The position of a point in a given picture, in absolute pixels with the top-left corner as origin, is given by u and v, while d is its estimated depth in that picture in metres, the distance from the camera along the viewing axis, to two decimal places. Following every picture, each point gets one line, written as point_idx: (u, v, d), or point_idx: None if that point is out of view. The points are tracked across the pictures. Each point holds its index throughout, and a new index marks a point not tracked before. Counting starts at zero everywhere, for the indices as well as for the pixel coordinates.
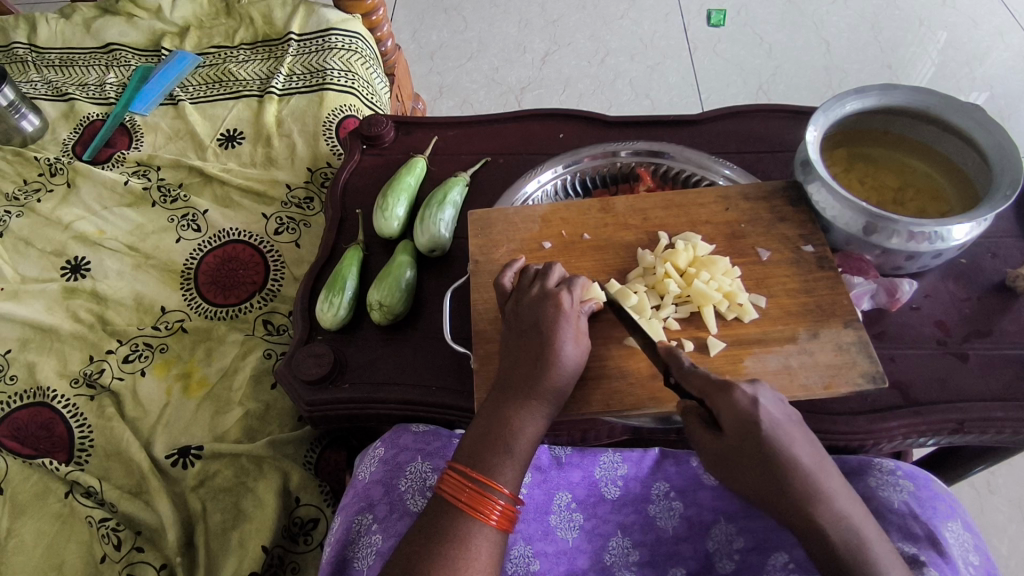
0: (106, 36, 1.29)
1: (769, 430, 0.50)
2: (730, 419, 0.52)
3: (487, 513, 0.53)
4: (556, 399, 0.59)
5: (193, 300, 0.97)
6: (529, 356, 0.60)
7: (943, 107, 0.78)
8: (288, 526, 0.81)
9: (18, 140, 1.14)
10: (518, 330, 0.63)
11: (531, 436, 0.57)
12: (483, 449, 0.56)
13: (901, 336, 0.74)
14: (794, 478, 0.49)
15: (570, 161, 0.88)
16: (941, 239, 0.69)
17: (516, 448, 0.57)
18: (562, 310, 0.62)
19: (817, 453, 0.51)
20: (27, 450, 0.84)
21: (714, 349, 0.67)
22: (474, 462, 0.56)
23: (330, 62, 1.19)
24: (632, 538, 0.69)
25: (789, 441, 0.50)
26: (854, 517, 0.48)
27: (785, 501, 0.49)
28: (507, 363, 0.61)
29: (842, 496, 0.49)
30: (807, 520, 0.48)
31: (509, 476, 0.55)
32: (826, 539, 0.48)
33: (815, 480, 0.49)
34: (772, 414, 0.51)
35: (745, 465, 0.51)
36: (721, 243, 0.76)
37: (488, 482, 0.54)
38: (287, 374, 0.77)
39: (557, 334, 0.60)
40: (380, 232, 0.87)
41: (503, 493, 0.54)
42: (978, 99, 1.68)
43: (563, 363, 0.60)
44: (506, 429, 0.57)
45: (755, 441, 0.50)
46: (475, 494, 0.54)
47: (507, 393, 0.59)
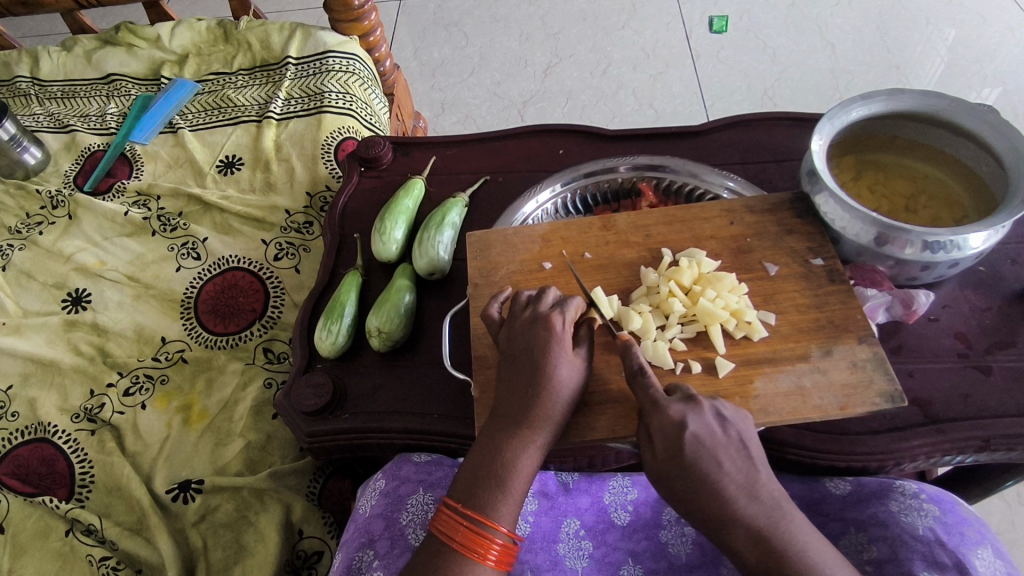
0: (106, 66, 1.29)
1: (690, 454, 0.49)
2: (657, 440, 0.51)
3: (485, 554, 0.52)
4: (552, 427, 0.57)
5: (193, 329, 0.96)
6: (521, 383, 0.58)
7: (955, 111, 0.75)
8: (292, 560, 0.79)
9: (20, 173, 1.14)
10: (510, 356, 0.60)
11: (527, 470, 0.55)
12: (477, 485, 0.54)
13: (919, 350, 0.71)
14: (712, 503, 0.48)
15: (569, 178, 0.86)
16: (958, 248, 0.67)
17: (510, 483, 0.54)
18: (555, 333, 0.59)
19: (749, 471, 0.49)
20: (27, 488, 0.83)
21: (722, 370, 0.64)
22: (469, 499, 0.54)
23: (328, 84, 1.19)
24: (643, 566, 0.66)
25: (713, 465, 0.48)
26: (776, 536, 0.47)
27: (703, 522, 0.49)
28: (501, 392, 0.59)
29: (771, 511, 0.48)
30: (725, 540, 0.48)
31: (507, 513, 0.54)
32: (740, 556, 0.48)
33: (734, 502, 0.48)
34: (696, 435, 0.50)
35: (672, 483, 0.50)
36: (727, 259, 0.73)
37: (485, 521, 0.52)
38: (286, 404, 0.75)
39: (552, 359, 0.58)
40: (379, 256, 0.86)
41: (501, 531, 0.53)
42: (991, 96, 1.64)
43: (561, 391, 0.57)
44: (500, 462, 0.55)
45: (678, 464, 0.49)
46: (471, 533, 0.52)
47: (501, 423, 0.57)
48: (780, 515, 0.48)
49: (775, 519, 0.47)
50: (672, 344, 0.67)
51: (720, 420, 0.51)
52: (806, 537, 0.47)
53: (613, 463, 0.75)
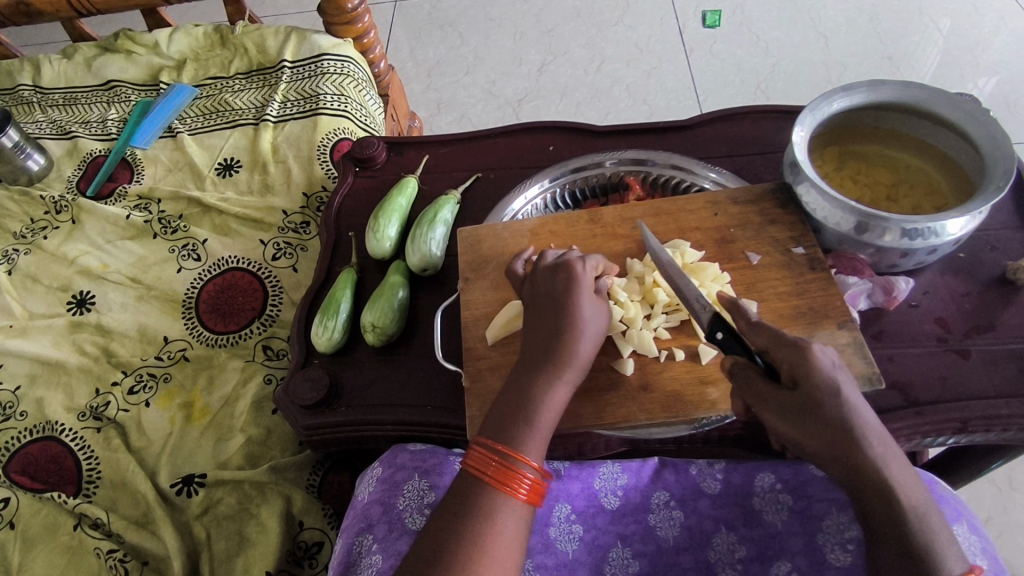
0: (107, 73, 1.32)
1: (844, 396, 0.51)
2: (807, 379, 0.52)
3: (517, 488, 0.54)
4: (580, 365, 0.60)
5: (195, 328, 0.98)
6: (547, 328, 0.61)
7: (933, 101, 0.76)
8: (293, 550, 0.81)
9: (24, 179, 1.17)
10: (537, 304, 0.64)
11: (555, 407, 0.58)
12: (507, 422, 0.57)
13: (900, 335, 0.73)
14: (863, 445, 0.50)
15: (556, 174, 0.88)
16: (936, 234, 0.68)
17: (539, 420, 0.57)
18: (576, 278, 0.63)
19: (881, 425, 0.52)
20: (36, 485, 0.85)
21: (704, 357, 0.66)
22: (499, 435, 0.56)
23: (322, 86, 1.21)
24: (632, 549, 0.68)
25: (859, 409, 0.51)
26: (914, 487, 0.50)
27: (847, 464, 0.51)
28: (529, 337, 0.62)
29: (902, 468, 0.51)
30: (874, 478, 0.50)
31: (533, 448, 0.56)
32: (895, 503, 0.49)
33: (880, 446, 0.51)
34: (843, 382, 0.52)
35: (813, 420, 0.52)
36: (711, 249, 0.75)
37: (513, 454, 0.55)
38: (285, 398, 0.78)
39: (578, 299, 0.61)
40: (373, 252, 0.88)
41: (532, 466, 0.55)
42: (985, 86, 1.65)
43: (587, 329, 0.60)
44: (529, 401, 0.57)
45: (831, 401, 0.51)
46: (504, 469, 0.54)
47: (530, 361, 0.60)
48: (908, 470, 0.51)
49: (906, 473, 0.51)
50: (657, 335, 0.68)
51: (848, 371, 0.54)
52: (914, 483, 0.50)
53: (603, 450, 0.77)
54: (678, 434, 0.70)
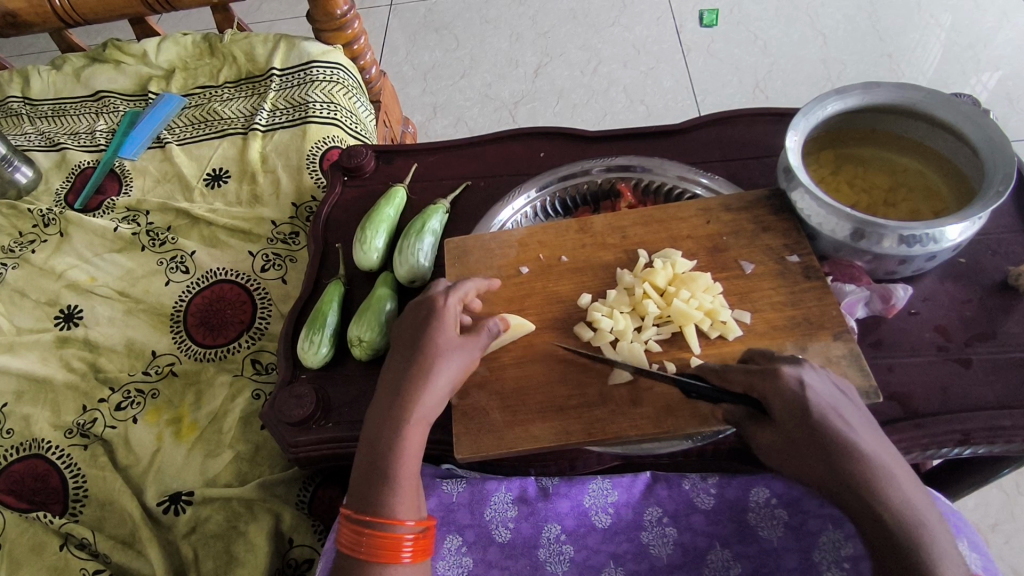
0: (96, 83, 1.31)
1: (821, 414, 0.51)
2: (779, 409, 0.53)
3: (398, 554, 0.56)
4: (430, 411, 0.60)
5: (183, 342, 0.97)
6: (400, 377, 0.61)
7: (931, 103, 0.74)
8: (283, 568, 0.80)
9: (13, 192, 1.16)
10: (398, 350, 0.63)
11: (413, 460, 0.58)
12: (368, 486, 0.58)
13: (899, 344, 0.71)
14: (850, 471, 0.50)
15: (545, 182, 0.86)
16: (935, 240, 0.66)
17: (400, 477, 0.57)
18: (434, 320, 0.63)
19: (878, 440, 0.52)
20: (22, 504, 0.84)
21: (696, 371, 0.64)
22: (362, 504, 0.57)
23: (312, 94, 1.19)
24: (625, 568, 0.66)
25: (843, 426, 0.51)
26: (916, 505, 0.49)
27: (846, 490, 0.50)
28: (386, 387, 0.62)
29: (904, 487, 0.49)
30: (866, 504, 0.49)
31: (402, 506, 0.57)
32: (885, 528, 0.48)
33: (870, 466, 0.50)
34: (819, 405, 0.52)
35: (796, 453, 0.52)
36: (703, 258, 0.73)
37: (382, 522, 0.56)
38: (271, 415, 0.76)
39: (428, 345, 0.61)
40: (361, 265, 0.87)
41: (407, 525, 0.57)
42: (987, 82, 1.63)
43: (437, 371, 0.60)
44: (387, 460, 0.58)
45: (805, 429, 0.51)
46: (374, 539, 0.56)
47: (377, 418, 0.60)
48: (914, 492, 0.50)
49: (908, 492, 0.49)
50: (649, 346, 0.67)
51: (834, 387, 0.54)
52: (914, 498, 0.49)
53: (596, 464, 0.74)
54: (671, 449, 0.68)
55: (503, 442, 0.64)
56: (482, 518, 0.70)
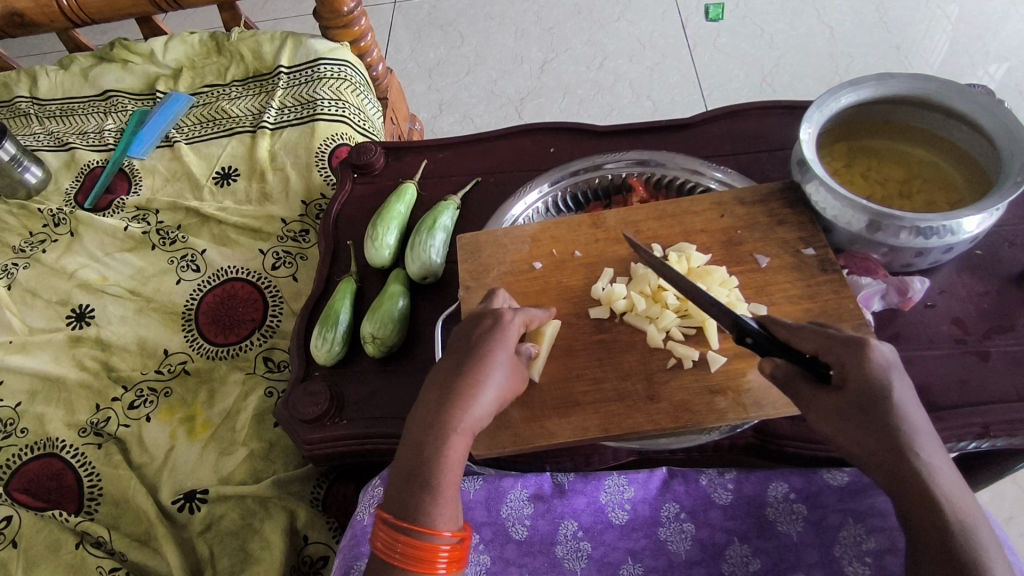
0: (103, 83, 1.31)
1: (893, 394, 0.49)
2: (857, 380, 0.49)
3: (434, 563, 0.51)
4: (477, 420, 0.56)
5: (195, 340, 0.97)
6: (449, 381, 0.57)
7: (946, 94, 0.74)
8: (298, 565, 0.80)
9: (23, 192, 1.16)
10: (449, 352, 0.60)
11: (456, 468, 0.54)
12: (407, 491, 0.53)
13: (916, 337, 0.70)
14: (914, 453, 0.47)
15: (557, 177, 0.86)
16: (952, 232, 0.66)
17: (442, 484, 0.53)
18: (494, 328, 0.60)
19: (930, 428, 0.49)
20: (38, 503, 0.84)
21: (714, 365, 0.64)
22: (400, 509, 0.53)
23: (319, 92, 1.19)
24: (643, 564, 0.66)
25: (909, 408, 0.49)
26: (965, 498, 0.46)
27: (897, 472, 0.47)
28: (432, 388, 0.58)
29: (951, 478, 0.47)
30: (922, 488, 0.46)
31: (443, 515, 0.52)
32: (940, 517, 0.45)
33: (926, 451, 0.47)
34: (898, 385, 0.49)
35: (861, 426, 0.49)
36: (718, 252, 0.73)
37: (422, 528, 0.51)
38: (285, 413, 0.76)
39: (484, 355, 0.58)
40: (372, 261, 0.87)
41: (445, 535, 0.52)
42: (996, 73, 1.62)
43: (487, 380, 0.57)
44: (429, 464, 0.53)
45: (880, 404, 0.48)
46: (411, 545, 0.51)
47: (421, 421, 0.56)
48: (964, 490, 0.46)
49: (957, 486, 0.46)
50: (666, 337, 0.67)
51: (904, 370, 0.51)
52: (961, 484, 0.47)
53: (611, 460, 0.74)
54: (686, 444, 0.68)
55: (521, 438, 0.64)
56: (498, 514, 0.70)
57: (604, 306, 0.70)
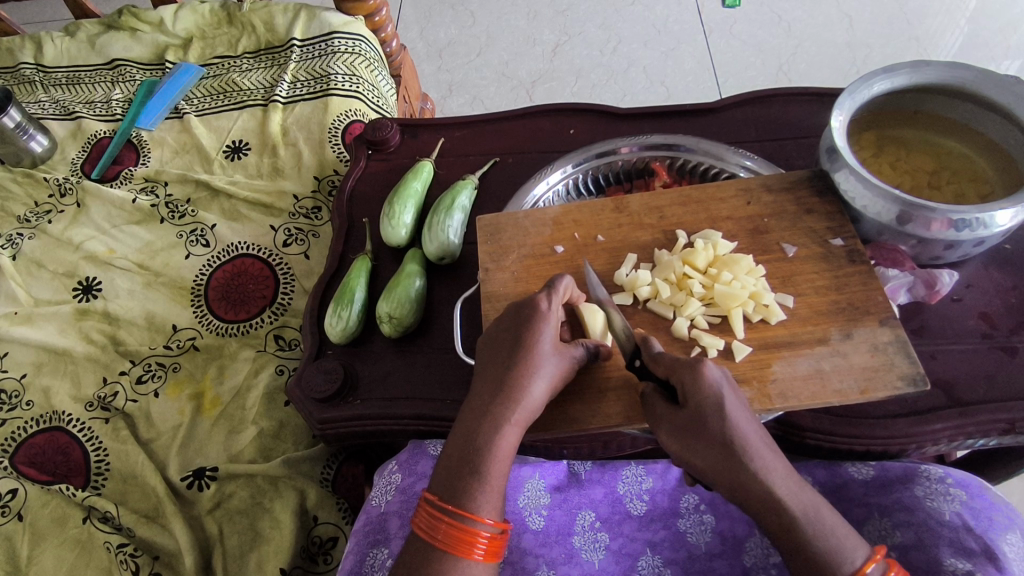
0: (111, 52, 1.28)
1: (728, 412, 0.49)
2: (693, 399, 0.50)
3: (472, 549, 0.51)
4: (530, 411, 0.56)
5: (204, 316, 0.95)
6: (500, 370, 0.56)
7: (981, 83, 0.72)
8: (308, 546, 0.79)
9: (28, 161, 1.14)
10: (496, 339, 0.59)
11: (506, 456, 0.54)
12: (457, 477, 0.53)
13: (943, 331, 0.69)
14: (749, 459, 0.48)
15: (580, 159, 0.84)
16: (985, 226, 0.64)
17: (492, 472, 0.53)
18: (540, 313, 0.58)
19: (766, 437, 0.50)
20: (44, 476, 0.83)
21: (739, 354, 0.63)
22: (448, 493, 0.52)
23: (333, 66, 1.17)
24: (663, 556, 0.65)
25: (743, 421, 0.49)
26: (806, 497, 0.48)
27: (740, 486, 0.48)
28: (481, 377, 0.58)
29: (790, 482, 0.48)
30: (759, 490, 0.47)
31: (488, 503, 0.52)
32: (786, 517, 0.47)
33: (762, 455, 0.48)
34: (730, 398, 0.50)
35: (699, 441, 0.49)
36: (744, 240, 0.72)
37: (466, 514, 0.51)
38: (298, 390, 0.75)
39: (533, 344, 0.57)
40: (388, 240, 0.85)
41: (487, 523, 0.52)
42: (1013, 68, 1.60)
43: (539, 370, 0.56)
44: (480, 452, 0.53)
45: (711, 419, 0.49)
46: (455, 531, 0.51)
47: (474, 409, 0.55)
48: (803, 488, 0.48)
49: (795, 487, 0.48)
50: (691, 326, 0.66)
51: (737, 384, 0.52)
52: (802, 485, 0.49)
53: (628, 448, 0.74)
54: None
55: (542, 423, 0.63)
56: (516, 504, 0.68)
57: (627, 292, 0.69)
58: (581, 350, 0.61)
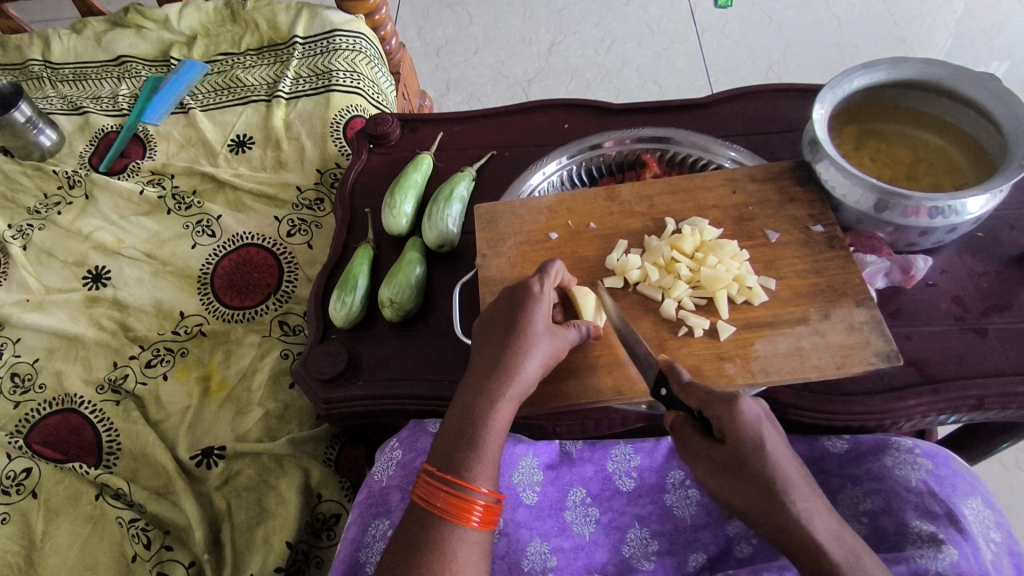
0: (117, 48, 1.31)
1: (768, 448, 0.50)
2: (732, 435, 0.51)
3: (468, 516, 0.54)
4: (523, 387, 0.59)
5: (211, 303, 0.99)
6: (495, 349, 0.60)
7: (955, 79, 0.76)
8: (311, 522, 0.82)
9: (37, 154, 1.17)
10: (493, 320, 0.63)
11: (501, 429, 0.57)
12: (453, 448, 0.56)
13: (917, 313, 0.73)
14: (789, 499, 0.49)
15: (575, 151, 0.88)
16: (956, 212, 0.68)
17: (487, 444, 0.56)
18: (532, 294, 0.62)
19: (806, 480, 0.51)
20: (57, 455, 0.86)
21: (724, 333, 0.67)
22: (445, 464, 0.56)
23: (335, 63, 1.20)
24: (650, 528, 0.69)
25: (782, 461, 0.50)
26: (846, 535, 0.48)
27: (782, 522, 0.48)
28: (478, 356, 0.61)
29: (830, 522, 0.48)
30: (801, 533, 0.48)
31: (483, 472, 0.56)
32: (827, 559, 0.46)
33: (803, 495, 0.49)
34: (769, 435, 0.51)
35: (738, 480, 0.50)
36: (729, 227, 0.75)
37: (462, 483, 0.54)
38: (303, 372, 0.78)
39: (526, 323, 0.60)
40: (389, 229, 0.88)
41: (481, 492, 0.55)
42: (998, 69, 1.64)
43: (533, 348, 0.60)
44: (476, 425, 0.57)
45: (752, 455, 0.50)
46: (452, 499, 0.54)
47: (471, 385, 0.59)
48: (842, 528, 0.49)
49: (834, 526, 0.48)
50: (679, 307, 0.70)
51: (776, 426, 0.53)
52: (839, 522, 0.49)
53: (619, 426, 0.76)
54: None
55: (537, 399, 0.66)
56: (510, 481, 0.71)
57: (618, 275, 0.72)
58: (574, 331, 0.64)
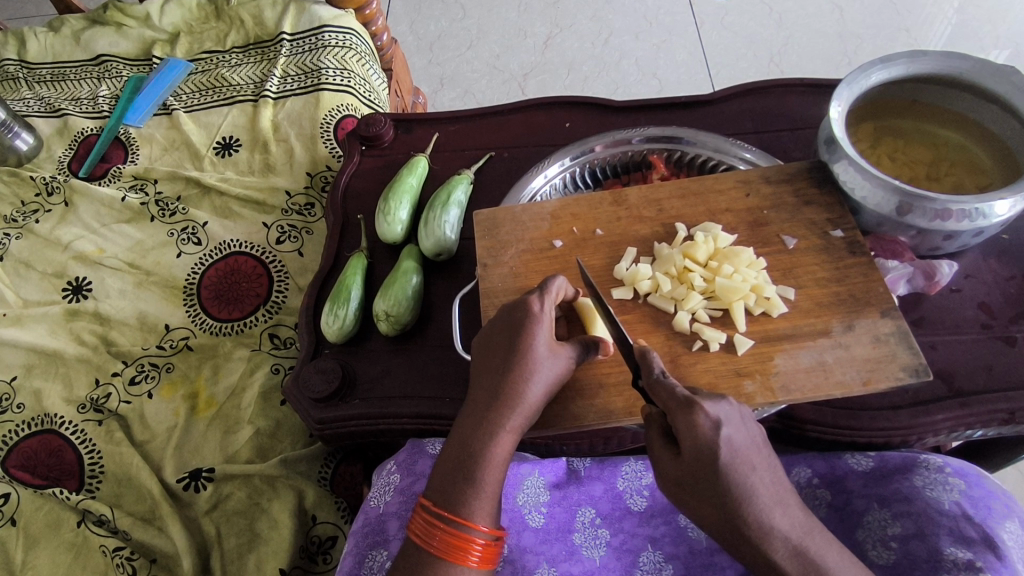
0: (96, 47, 1.25)
1: (727, 462, 0.46)
2: (690, 449, 0.48)
3: (466, 556, 0.51)
4: (526, 416, 0.55)
5: (197, 316, 0.94)
6: (494, 376, 0.56)
7: (979, 73, 0.72)
8: (307, 546, 0.78)
9: (13, 159, 1.11)
10: (489, 342, 0.59)
11: (501, 462, 0.54)
12: (451, 484, 0.53)
13: (942, 322, 0.69)
14: (748, 522, 0.46)
15: (578, 152, 0.84)
16: (984, 216, 0.64)
17: (487, 480, 0.53)
18: (532, 314, 0.57)
19: (778, 488, 0.48)
20: (37, 480, 0.82)
21: (741, 348, 0.63)
22: (443, 501, 0.52)
23: (324, 61, 1.15)
24: (664, 552, 0.65)
25: (745, 473, 0.47)
26: (811, 548, 0.46)
27: (737, 539, 0.47)
28: (476, 381, 0.57)
29: (798, 533, 0.47)
30: (760, 551, 0.46)
31: (482, 510, 0.52)
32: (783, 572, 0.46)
33: (768, 511, 0.46)
34: (730, 448, 0.47)
35: (695, 496, 0.48)
36: (744, 233, 0.71)
37: (460, 521, 0.51)
38: (295, 391, 0.74)
39: (527, 347, 0.56)
40: (383, 237, 0.84)
41: (481, 530, 0.51)
42: (1000, 57, 1.60)
43: (535, 374, 0.56)
44: (474, 459, 0.53)
45: (711, 473, 0.47)
46: (451, 537, 0.51)
47: (469, 415, 0.55)
48: (810, 538, 0.47)
49: (801, 538, 0.47)
50: (692, 319, 0.66)
51: (746, 427, 0.49)
52: (810, 531, 0.47)
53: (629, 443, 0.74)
54: None
55: (543, 421, 0.62)
56: (513, 503, 0.67)
57: (627, 286, 0.68)
58: (578, 351, 0.60)
